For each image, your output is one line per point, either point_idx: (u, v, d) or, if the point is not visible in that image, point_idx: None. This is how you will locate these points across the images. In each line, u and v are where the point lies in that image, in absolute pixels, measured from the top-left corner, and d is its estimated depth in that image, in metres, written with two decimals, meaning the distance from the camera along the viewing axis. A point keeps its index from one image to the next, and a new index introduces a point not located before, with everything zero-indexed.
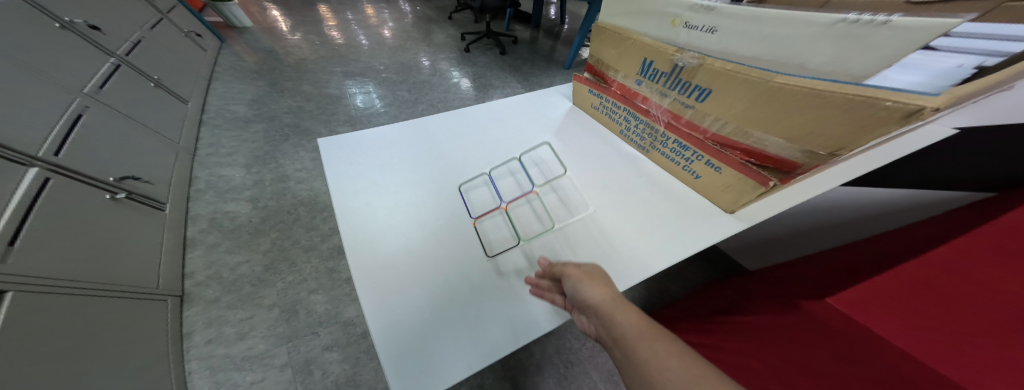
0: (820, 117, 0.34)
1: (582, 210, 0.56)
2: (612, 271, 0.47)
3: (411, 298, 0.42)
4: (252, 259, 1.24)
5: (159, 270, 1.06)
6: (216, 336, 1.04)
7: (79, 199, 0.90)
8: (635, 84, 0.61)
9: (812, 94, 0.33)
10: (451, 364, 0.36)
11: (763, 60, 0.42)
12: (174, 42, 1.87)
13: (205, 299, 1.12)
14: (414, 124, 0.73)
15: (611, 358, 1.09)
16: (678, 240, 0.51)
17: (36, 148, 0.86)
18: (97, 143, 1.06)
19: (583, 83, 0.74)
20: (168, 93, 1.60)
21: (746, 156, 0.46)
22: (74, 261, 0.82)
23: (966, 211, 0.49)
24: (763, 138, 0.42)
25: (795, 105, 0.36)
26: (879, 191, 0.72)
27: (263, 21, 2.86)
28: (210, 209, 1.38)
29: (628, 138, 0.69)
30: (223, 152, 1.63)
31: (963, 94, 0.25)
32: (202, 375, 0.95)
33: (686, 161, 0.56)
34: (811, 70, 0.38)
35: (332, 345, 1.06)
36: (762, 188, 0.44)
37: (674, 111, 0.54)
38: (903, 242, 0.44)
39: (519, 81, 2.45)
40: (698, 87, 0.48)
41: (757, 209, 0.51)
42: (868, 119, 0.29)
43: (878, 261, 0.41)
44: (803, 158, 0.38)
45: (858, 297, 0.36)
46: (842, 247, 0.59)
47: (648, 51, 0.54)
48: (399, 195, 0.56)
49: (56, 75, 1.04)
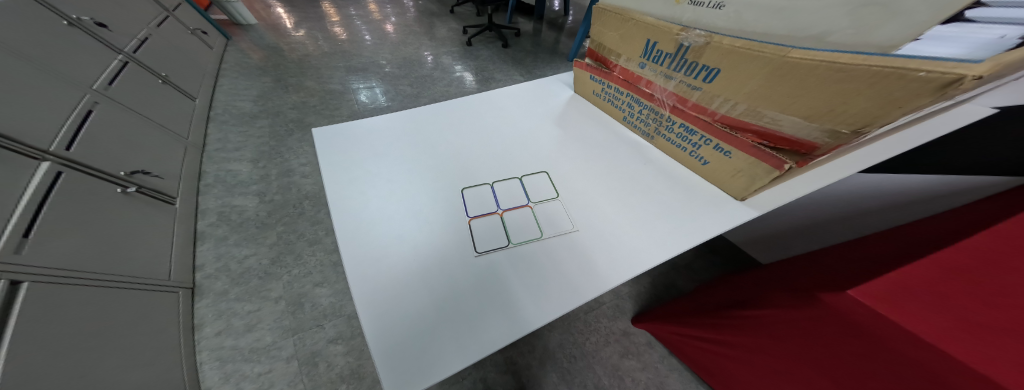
0: (842, 92, 0.31)
1: (584, 199, 0.54)
2: (613, 261, 0.45)
3: (403, 288, 0.41)
4: (258, 252, 1.26)
5: (170, 263, 1.09)
6: (226, 328, 1.06)
7: (90, 192, 0.92)
8: (638, 68, 0.59)
9: (832, 69, 0.31)
10: (444, 353, 0.35)
11: (777, 35, 0.40)
12: (182, 39, 1.90)
13: (215, 291, 1.14)
14: (410, 113, 0.72)
15: (614, 353, 1.07)
16: (683, 230, 0.48)
17: (47, 142, 0.88)
18: (107, 138, 1.08)
19: (584, 69, 0.71)
20: (176, 89, 1.63)
21: (760, 138, 0.44)
22: (86, 252, 0.84)
23: (986, 203, 0.47)
24: (777, 118, 0.39)
25: (812, 81, 0.33)
26: (901, 178, 0.68)
27: (268, 18, 2.87)
28: (218, 203, 1.40)
29: (632, 125, 0.67)
30: (230, 147, 1.65)
31: (1014, 57, 0.22)
32: (213, 366, 0.98)
33: (693, 146, 0.53)
34: (831, 42, 0.35)
35: (336, 338, 1.07)
36: (776, 171, 0.41)
37: (680, 94, 0.52)
38: (929, 234, 0.40)
39: (522, 73, 2.41)
40: (705, 67, 0.46)
41: (769, 197, 0.48)
42: (896, 92, 0.26)
43: (901, 254, 0.36)
44: (822, 138, 0.35)
45: (884, 288, 0.31)
46: (866, 238, 0.56)
47: (651, 32, 0.52)
48: (394, 185, 0.55)
49: (66, 71, 1.06)
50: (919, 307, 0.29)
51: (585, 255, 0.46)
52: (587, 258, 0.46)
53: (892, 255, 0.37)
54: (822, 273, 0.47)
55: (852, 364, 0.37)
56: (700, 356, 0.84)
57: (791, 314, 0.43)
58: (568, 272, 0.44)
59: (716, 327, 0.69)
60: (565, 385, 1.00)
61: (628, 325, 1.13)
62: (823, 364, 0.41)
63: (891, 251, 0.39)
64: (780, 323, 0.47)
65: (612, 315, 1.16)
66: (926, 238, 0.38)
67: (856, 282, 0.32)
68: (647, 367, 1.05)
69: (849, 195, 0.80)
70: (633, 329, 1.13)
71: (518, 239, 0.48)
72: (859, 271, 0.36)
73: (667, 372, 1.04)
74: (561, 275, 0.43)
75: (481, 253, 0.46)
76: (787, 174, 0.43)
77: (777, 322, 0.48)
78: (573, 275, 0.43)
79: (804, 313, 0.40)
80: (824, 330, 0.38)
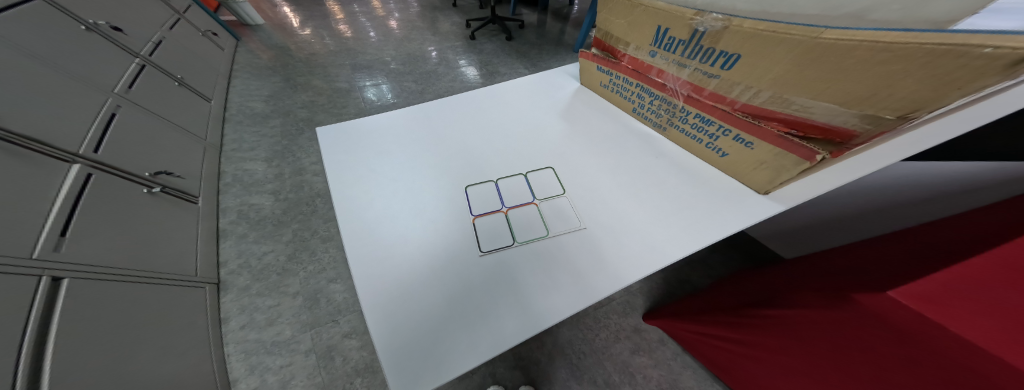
0: (886, 74, 0.28)
1: (592, 194, 0.52)
2: (622, 261, 0.43)
3: (410, 288, 0.41)
4: (276, 249, 1.31)
5: (195, 260, 1.14)
6: (249, 322, 1.11)
7: (119, 192, 0.98)
8: (648, 57, 0.56)
9: (872, 49, 0.28)
10: (453, 354, 0.35)
11: (808, 14, 0.37)
12: (194, 42, 1.94)
13: (238, 286, 1.20)
14: (412, 110, 0.71)
15: (624, 350, 1.06)
16: (699, 226, 0.46)
17: (77, 146, 0.93)
18: (131, 140, 1.13)
19: (590, 60, 0.68)
20: (192, 91, 1.68)
21: (787, 127, 0.41)
22: (120, 249, 0.89)
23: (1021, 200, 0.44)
24: (808, 105, 0.36)
25: (850, 63, 0.30)
26: (946, 166, 0.62)
27: (275, 17, 2.90)
28: (237, 202, 1.45)
29: (642, 117, 0.64)
30: (246, 147, 1.70)
31: None
32: (239, 358, 1.03)
33: (709, 138, 0.50)
34: (873, 20, 0.32)
35: (351, 333, 1.10)
36: (806, 162, 0.38)
37: (695, 83, 0.49)
38: (978, 229, 0.36)
39: (527, 66, 2.36)
40: (723, 53, 0.43)
41: (796, 192, 0.46)
42: (955, 72, 0.24)
43: (947, 250, 0.33)
44: (863, 125, 0.33)
45: (930, 289, 0.28)
46: (905, 233, 0.52)
47: (663, 17, 0.49)
48: (396, 184, 0.55)
49: (89, 77, 1.11)
50: (972, 311, 0.26)
51: (596, 253, 0.44)
52: (598, 255, 0.44)
53: (936, 252, 0.34)
54: (858, 271, 0.43)
55: (889, 370, 0.34)
56: (718, 355, 0.82)
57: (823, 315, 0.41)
58: (578, 271, 0.43)
59: (735, 326, 0.66)
60: (575, 381, 1.00)
61: (639, 322, 1.12)
62: (857, 368, 0.39)
63: (936, 248, 0.36)
64: (807, 324, 0.45)
65: (622, 311, 1.14)
66: (974, 233, 0.35)
67: (898, 284, 0.30)
68: (660, 365, 1.04)
69: (883, 185, 0.74)
70: (645, 325, 1.11)
71: (523, 238, 0.46)
72: (900, 270, 0.34)
73: (680, 369, 1.03)
74: (570, 274, 0.42)
75: (485, 252, 0.45)
76: (817, 166, 0.40)
77: (805, 323, 0.45)
78: (584, 274, 0.42)
79: (836, 316, 0.38)
80: (860, 335, 0.35)
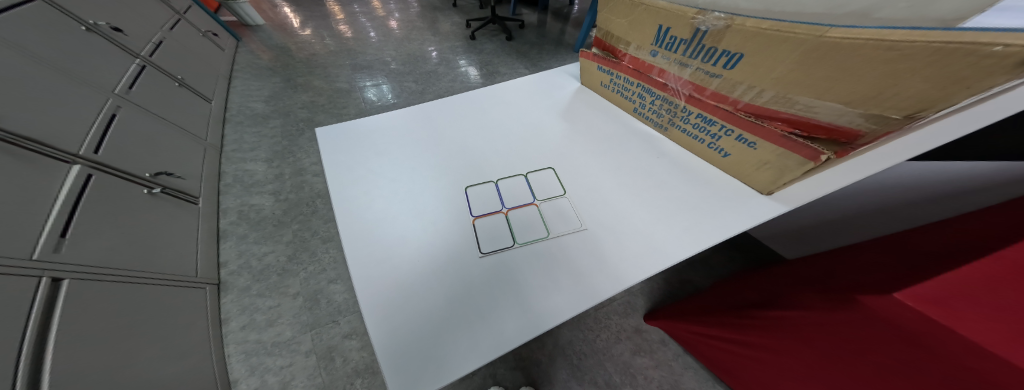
0: (892, 73, 0.28)
1: (593, 195, 0.52)
2: (624, 261, 0.43)
3: (410, 289, 0.41)
4: (276, 249, 1.31)
5: (196, 260, 1.14)
6: (250, 323, 1.11)
7: (120, 193, 0.97)
8: (649, 56, 0.56)
9: (879, 48, 0.27)
10: (453, 356, 0.35)
11: (812, 13, 0.37)
12: (194, 42, 1.94)
13: (238, 287, 1.19)
14: (412, 110, 0.71)
15: (625, 350, 1.06)
16: (702, 227, 0.46)
17: (77, 146, 0.93)
18: (132, 141, 1.13)
19: (591, 59, 0.68)
20: (192, 92, 1.68)
21: (790, 126, 0.41)
22: (120, 250, 0.89)
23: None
24: (812, 104, 0.36)
25: (855, 62, 0.30)
26: (950, 167, 0.62)
27: (275, 17, 2.91)
28: (238, 202, 1.45)
29: (643, 117, 0.64)
30: (246, 147, 1.70)
31: None
32: (239, 359, 1.03)
33: (711, 138, 0.50)
34: (878, 19, 0.32)
35: (351, 333, 1.10)
36: (810, 162, 0.38)
37: (697, 82, 0.49)
38: (983, 230, 0.36)
39: (527, 66, 2.36)
40: (726, 53, 0.43)
41: (799, 192, 0.45)
42: (963, 71, 0.23)
43: (953, 251, 0.33)
44: (868, 124, 0.33)
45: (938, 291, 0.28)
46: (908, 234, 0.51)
47: (665, 16, 0.49)
48: (396, 184, 0.54)
49: (90, 78, 1.11)
50: (981, 314, 0.26)
51: (597, 253, 0.44)
52: (599, 255, 0.44)
53: (942, 253, 0.34)
54: (862, 272, 0.43)
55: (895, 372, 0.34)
56: (720, 356, 0.82)
57: (827, 317, 0.40)
58: (579, 272, 0.42)
59: (737, 327, 0.66)
60: (576, 382, 1.00)
61: (640, 322, 1.11)
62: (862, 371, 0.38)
63: (941, 249, 0.36)
64: (811, 326, 0.44)
65: (623, 311, 1.14)
66: (979, 234, 0.35)
67: (905, 286, 0.29)
68: (661, 366, 1.03)
69: (887, 186, 0.73)
70: (646, 326, 1.11)
71: (523, 239, 0.46)
72: (906, 271, 0.33)
73: (681, 370, 1.02)
74: (571, 275, 0.42)
75: (485, 253, 0.44)
76: (820, 165, 0.40)
77: (808, 324, 0.45)
78: (585, 275, 0.42)
79: (840, 317, 0.37)
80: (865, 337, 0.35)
